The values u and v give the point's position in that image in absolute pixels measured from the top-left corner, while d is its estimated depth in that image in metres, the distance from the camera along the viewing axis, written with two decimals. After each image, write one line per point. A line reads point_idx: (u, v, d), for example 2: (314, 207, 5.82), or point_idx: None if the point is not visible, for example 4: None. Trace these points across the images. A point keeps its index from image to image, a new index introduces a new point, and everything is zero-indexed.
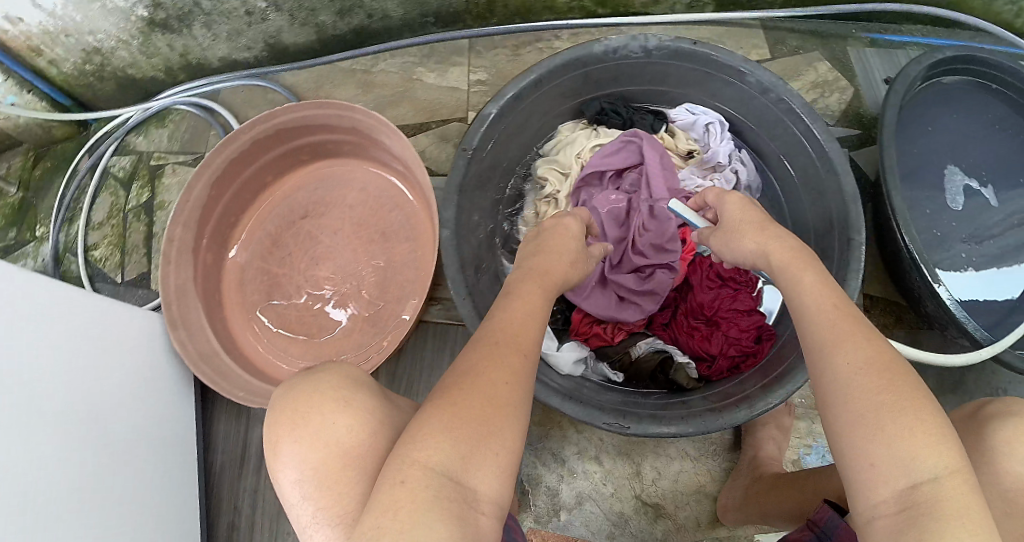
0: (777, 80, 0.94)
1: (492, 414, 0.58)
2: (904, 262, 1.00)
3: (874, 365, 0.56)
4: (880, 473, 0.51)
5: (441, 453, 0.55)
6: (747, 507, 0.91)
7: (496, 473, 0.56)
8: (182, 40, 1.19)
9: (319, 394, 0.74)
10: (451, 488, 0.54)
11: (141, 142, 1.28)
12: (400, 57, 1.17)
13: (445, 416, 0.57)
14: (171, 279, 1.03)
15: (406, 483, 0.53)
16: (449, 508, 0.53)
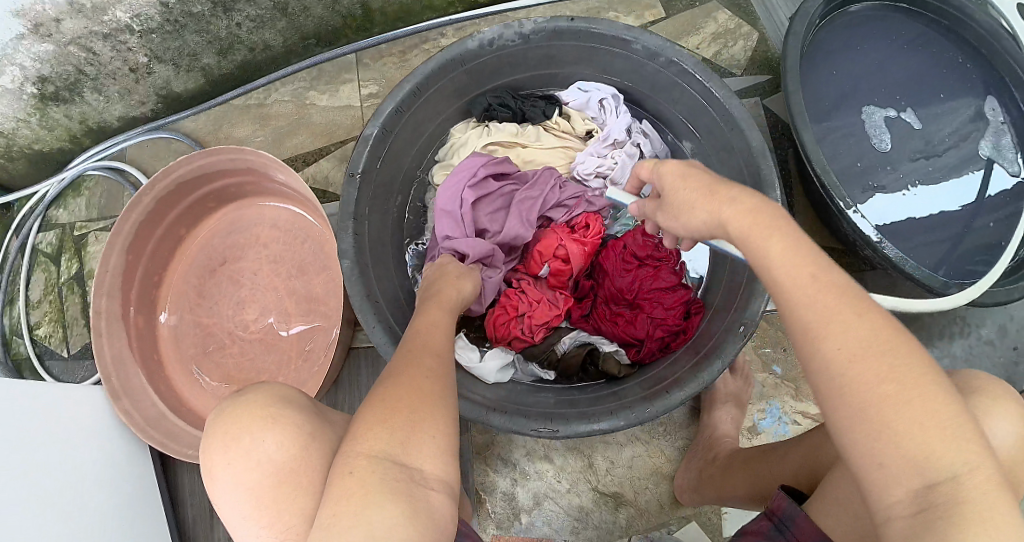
0: (662, 43, 0.89)
1: (414, 397, 0.56)
2: (829, 206, 0.98)
3: (874, 347, 0.46)
4: (891, 475, 0.44)
5: (397, 439, 0.53)
6: (703, 490, 0.88)
7: (428, 451, 0.54)
8: (77, 107, 1.16)
9: (240, 413, 0.63)
10: (400, 472, 0.51)
11: (62, 214, 1.27)
12: (290, 84, 1.16)
13: (404, 401, 0.55)
14: (105, 352, 1.02)
15: (353, 473, 0.51)
16: (400, 489, 0.51)
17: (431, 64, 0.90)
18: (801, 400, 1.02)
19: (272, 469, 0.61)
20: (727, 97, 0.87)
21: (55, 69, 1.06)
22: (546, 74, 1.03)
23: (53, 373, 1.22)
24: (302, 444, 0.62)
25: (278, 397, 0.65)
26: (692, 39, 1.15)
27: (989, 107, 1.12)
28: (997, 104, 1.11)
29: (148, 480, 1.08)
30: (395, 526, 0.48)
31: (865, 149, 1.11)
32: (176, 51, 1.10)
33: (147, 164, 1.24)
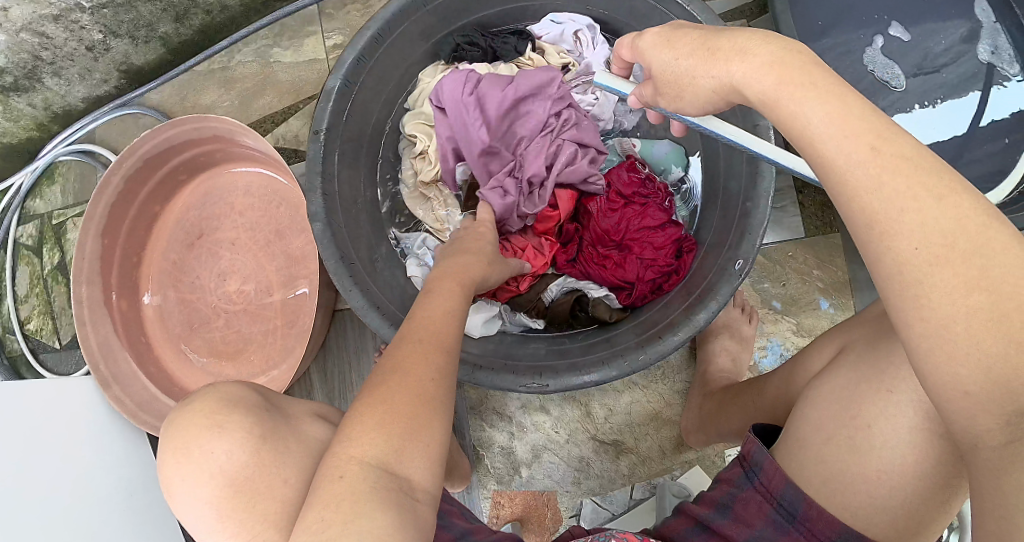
0: None
1: (412, 390, 0.54)
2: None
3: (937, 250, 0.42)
4: (981, 401, 0.41)
5: (390, 436, 0.51)
6: (707, 428, 0.85)
7: (420, 450, 0.52)
8: (39, 93, 1.13)
9: (192, 422, 0.61)
10: (388, 479, 0.49)
11: (39, 204, 1.24)
12: (252, 44, 1.12)
13: (401, 392, 0.53)
14: (90, 339, 1.00)
15: (343, 478, 0.49)
16: (388, 492, 0.48)
17: (391, 7, 0.86)
18: (802, 336, 0.98)
19: (233, 473, 0.59)
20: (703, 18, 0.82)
21: (11, 60, 1.04)
22: (516, 8, 0.99)
23: (48, 365, 1.21)
24: (256, 446, 0.60)
25: (230, 398, 0.63)
26: None
27: (979, 7, 1.04)
28: (986, 5, 1.04)
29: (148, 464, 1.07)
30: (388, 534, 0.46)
31: (855, 70, 1.06)
32: (132, 24, 1.06)
33: (118, 144, 1.21)
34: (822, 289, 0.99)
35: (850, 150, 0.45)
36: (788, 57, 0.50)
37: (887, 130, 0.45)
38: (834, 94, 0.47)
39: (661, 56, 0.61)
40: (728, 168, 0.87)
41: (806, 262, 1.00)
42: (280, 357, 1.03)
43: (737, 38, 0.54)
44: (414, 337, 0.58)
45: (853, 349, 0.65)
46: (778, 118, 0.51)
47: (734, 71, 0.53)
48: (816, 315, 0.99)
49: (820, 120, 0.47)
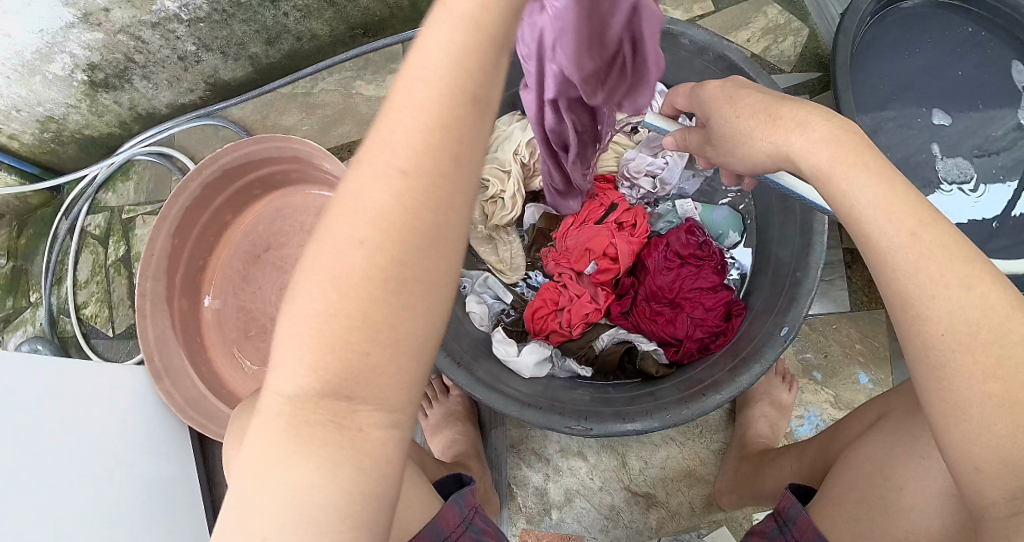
0: (712, 37, 0.87)
1: (353, 299, 0.37)
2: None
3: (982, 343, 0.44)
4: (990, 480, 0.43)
5: (332, 363, 0.38)
6: (740, 489, 0.88)
7: (372, 377, 0.38)
8: (127, 93, 1.19)
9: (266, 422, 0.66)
10: (327, 421, 0.38)
11: (111, 197, 1.30)
12: (338, 74, 1.22)
13: (339, 292, 0.37)
14: (149, 333, 1.04)
15: (263, 417, 0.39)
16: (319, 436, 0.37)
17: None
18: (839, 408, 1.00)
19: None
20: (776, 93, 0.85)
21: (104, 57, 1.08)
22: None
23: (98, 350, 1.25)
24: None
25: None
26: (741, 34, 1.14)
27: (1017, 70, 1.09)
28: None
29: (185, 462, 1.09)
30: (312, 495, 0.37)
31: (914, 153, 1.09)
32: (225, 40, 1.11)
33: (195, 150, 1.28)
34: (863, 364, 1.01)
35: (891, 233, 0.45)
36: (843, 136, 0.50)
37: (925, 210, 0.45)
38: (884, 175, 0.47)
39: (721, 112, 0.64)
40: (782, 236, 0.89)
41: (849, 335, 1.02)
42: None
43: (799, 110, 0.54)
44: (361, 175, 0.38)
45: (892, 417, 0.66)
46: (827, 195, 0.50)
47: (793, 143, 0.53)
48: (855, 388, 1.00)
49: (869, 201, 0.46)
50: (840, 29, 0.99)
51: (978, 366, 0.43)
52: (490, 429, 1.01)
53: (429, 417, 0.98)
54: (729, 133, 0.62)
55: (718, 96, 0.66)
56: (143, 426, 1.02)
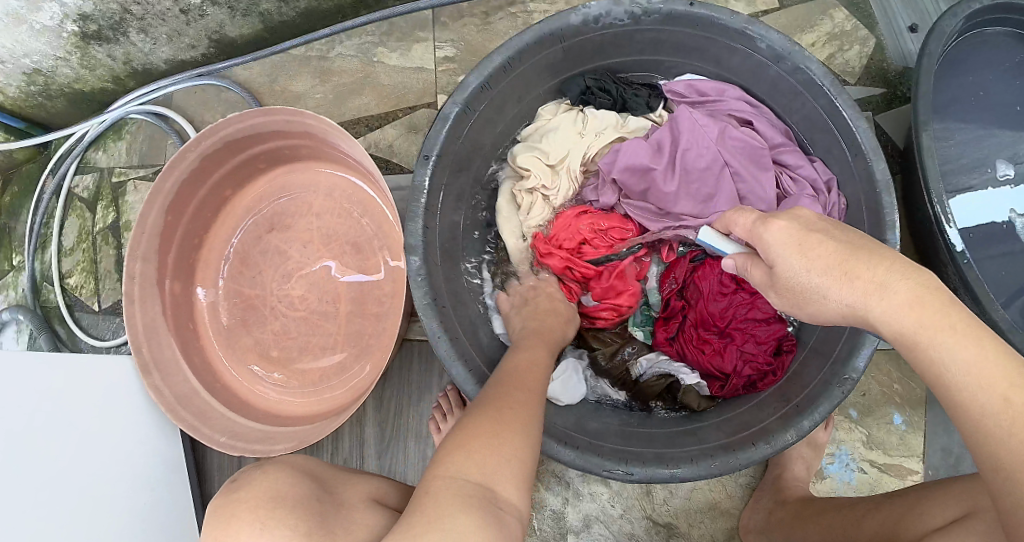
0: (791, 45, 0.78)
1: (510, 410, 0.58)
2: (931, 225, 0.89)
3: None
4: None
5: (488, 456, 0.53)
6: (771, 532, 0.83)
7: (501, 450, 0.53)
8: (122, 47, 1.07)
9: (239, 517, 0.59)
10: (481, 496, 0.50)
11: (101, 157, 1.19)
12: (358, 37, 1.09)
13: (500, 426, 0.56)
14: (137, 319, 0.94)
15: (432, 492, 0.50)
16: (475, 503, 0.49)
17: (528, 37, 0.81)
18: (871, 449, 0.95)
19: None
20: (855, 117, 0.76)
21: (99, 7, 0.97)
22: (652, 60, 0.93)
23: (83, 325, 1.15)
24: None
25: (279, 493, 0.61)
26: (806, 36, 1.02)
27: None
28: None
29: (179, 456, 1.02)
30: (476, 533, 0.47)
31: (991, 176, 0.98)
32: None
33: (193, 112, 1.15)
34: (899, 405, 0.95)
35: (984, 400, 0.46)
36: (927, 295, 0.49)
37: (1017, 368, 0.47)
38: (971, 334, 0.48)
39: (787, 261, 0.55)
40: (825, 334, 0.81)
41: (889, 374, 0.96)
42: (335, 371, 1.01)
43: (877, 268, 0.51)
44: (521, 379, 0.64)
45: (984, 517, 0.59)
46: (912, 357, 0.50)
47: (872, 310, 0.51)
48: (888, 429, 0.95)
49: (959, 366, 0.47)
50: (921, 54, 0.87)
51: None
52: None
53: (442, 431, 0.92)
54: (799, 287, 0.55)
55: (781, 239, 0.56)
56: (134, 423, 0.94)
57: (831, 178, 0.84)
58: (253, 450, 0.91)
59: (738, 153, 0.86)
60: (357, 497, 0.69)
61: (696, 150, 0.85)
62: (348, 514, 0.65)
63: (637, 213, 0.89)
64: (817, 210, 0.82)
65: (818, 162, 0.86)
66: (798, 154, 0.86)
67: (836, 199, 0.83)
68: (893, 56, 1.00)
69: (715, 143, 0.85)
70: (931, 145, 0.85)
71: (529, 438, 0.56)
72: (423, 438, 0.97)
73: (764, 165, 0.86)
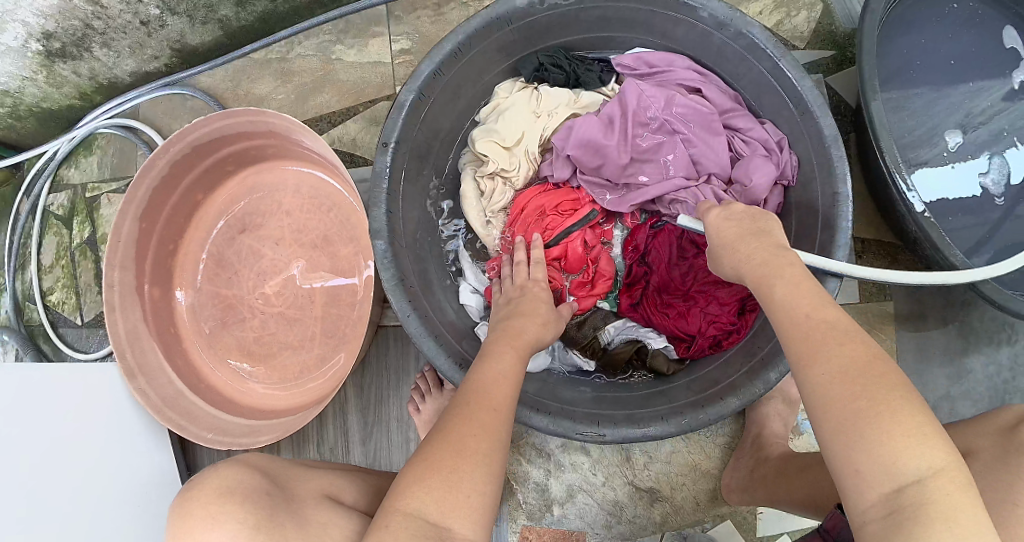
0: (732, 12, 0.80)
1: (474, 439, 0.59)
2: (887, 184, 0.90)
3: (856, 373, 0.51)
4: (866, 477, 0.48)
5: (439, 491, 0.56)
6: (755, 490, 0.85)
7: (455, 483, 0.56)
8: (87, 63, 1.09)
9: (194, 513, 0.62)
10: (433, 533, 0.54)
11: (74, 174, 1.21)
12: (316, 37, 1.11)
13: (469, 447, 0.58)
14: (118, 326, 0.96)
15: (389, 527, 0.54)
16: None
17: (476, 22, 0.83)
18: None
19: None
20: (800, 76, 0.79)
21: (60, 24, 0.99)
22: (603, 37, 0.95)
23: (67, 340, 1.17)
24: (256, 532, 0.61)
25: (232, 486, 0.64)
26: (752, 6, 1.05)
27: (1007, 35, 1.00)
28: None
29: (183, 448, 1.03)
30: None
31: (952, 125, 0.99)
32: (191, 3, 1.01)
33: (161, 122, 1.17)
34: None
35: (794, 314, 0.56)
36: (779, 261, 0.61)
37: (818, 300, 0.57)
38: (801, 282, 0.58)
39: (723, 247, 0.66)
40: None
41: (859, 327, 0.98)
42: (315, 364, 1.02)
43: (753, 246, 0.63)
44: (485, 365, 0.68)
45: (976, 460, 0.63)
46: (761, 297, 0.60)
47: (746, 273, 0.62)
48: None
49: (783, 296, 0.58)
50: (863, 13, 0.90)
51: (845, 392, 0.51)
52: None
53: (422, 412, 0.94)
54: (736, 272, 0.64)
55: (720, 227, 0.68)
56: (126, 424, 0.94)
57: (781, 138, 0.86)
58: (239, 444, 0.92)
59: (689, 119, 0.87)
60: (310, 491, 0.71)
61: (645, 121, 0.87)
62: (300, 508, 0.67)
63: (593, 185, 0.91)
64: (770, 168, 0.84)
65: (768, 124, 0.88)
66: (748, 118, 0.88)
67: (788, 157, 0.85)
68: (842, 20, 1.02)
69: (665, 113, 0.87)
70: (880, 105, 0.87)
71: (494, 481, 0.58)
72: (405, 422, 0.99)
73: (715, 130, 0.87)
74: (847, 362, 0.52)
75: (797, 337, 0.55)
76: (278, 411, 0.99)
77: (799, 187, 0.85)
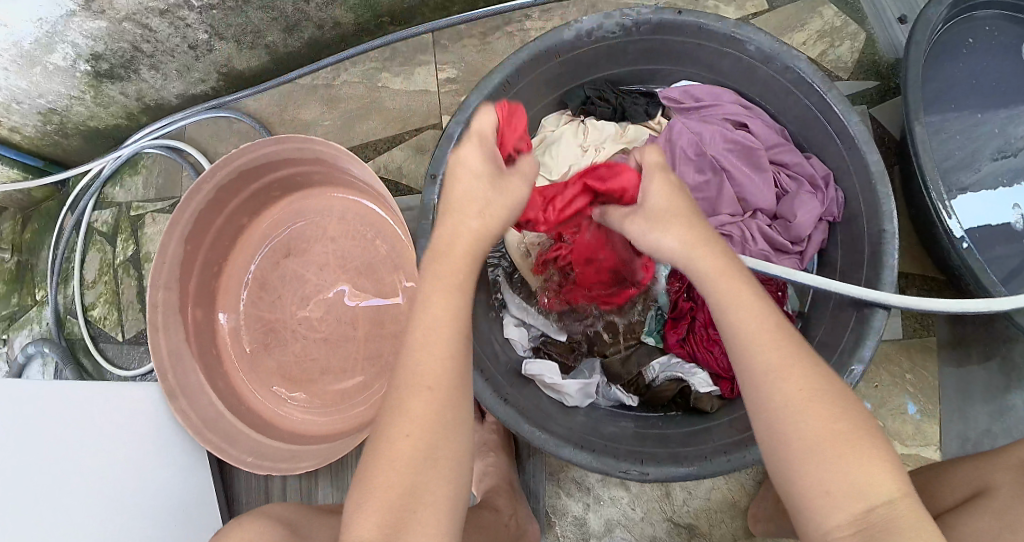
0: (779, 45, 0.80)
1: (407, 442, 0.55)
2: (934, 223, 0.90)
3: (812, 391, 0.53)
4: (837, 502, 0.51)
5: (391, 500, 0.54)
6: (782, 523, 0.83)
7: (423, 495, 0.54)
8: (133, 84, 1.11)
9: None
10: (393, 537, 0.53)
11: (119, 192, 1.23)
12: (362, 64, 1.12)
13: (400, 455, 0.55)
14: (162, 346, 0.97)
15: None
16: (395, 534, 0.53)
17: (526, 54, 0.83)
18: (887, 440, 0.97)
19: None
20: (845, 110, 0.78)
21: (109, 46, 1.00)
22: (648, 70, 0.95)
23: (107, 355, 1.19)
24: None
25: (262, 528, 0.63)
26: (797, 35, 1.05)
27: None
28: None
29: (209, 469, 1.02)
30: None
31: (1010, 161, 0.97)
32: (239, 29, 1.03)
33: (206, 143, 1.19)
34: (911, 393, 0.98)
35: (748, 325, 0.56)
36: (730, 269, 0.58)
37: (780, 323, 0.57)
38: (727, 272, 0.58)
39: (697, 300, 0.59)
40: (828, 335, 0.83)
41: (900, 364, 0.98)
42: (358, 390, 1.03)
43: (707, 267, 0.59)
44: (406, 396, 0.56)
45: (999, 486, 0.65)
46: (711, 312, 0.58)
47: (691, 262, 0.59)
48: (902, 418, 0.97)
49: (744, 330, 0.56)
50: (908, 40, 0.88)
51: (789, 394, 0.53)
52: (528, 454, 0.97)
53: None
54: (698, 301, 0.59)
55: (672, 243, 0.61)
56: (108, 436, 0.86)
57: (826, 173, 0.85)
58: (278, 469, 0.93)
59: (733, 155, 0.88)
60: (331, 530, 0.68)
61: (693, 158, 0.88)
62: None
63: None
64: (814, 206, 0.85)
65: (813, 158, 0.87)
66: (795, 152, 0.88)
67: (834, 193, 0.84)
68: (884, 47, 1.02)
69: (710, 150, 0.88)
70: (926, 146, 0.86)
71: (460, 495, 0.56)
72: None
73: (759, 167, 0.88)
74: (823, 396, 0.53)
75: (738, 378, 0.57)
76: (316, 435, 1.00)
77: (844, 223, 0.84)
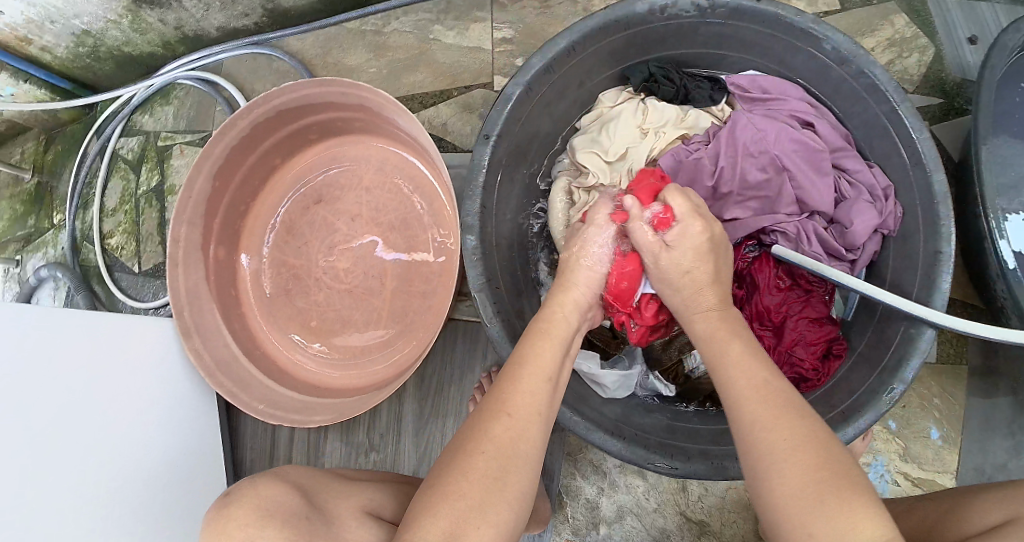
0: (858, 49, 0.77)
1: (482, 462, 0.56)
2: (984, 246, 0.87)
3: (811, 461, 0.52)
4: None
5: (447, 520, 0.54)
6: None
7: (474, 516, 0.54)
8: (173, 11, 1.07)
9: (228, 533, 0.60)
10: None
11: (147, 120, 1.20)
12: (415, 14, 1.08)
13: (478, 471, 0.56)
14: (180, 282, 0.94)
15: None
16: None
17: (594, 23, 0.79)
18: (908, 460, 0.96)
19: None
20: (918, 124, 0.76)
21: None
22: (716, 54, 0.92)
23: (122, 286, 1.16)
24: None
25: (271, 508, 0.62)
26: (866, 41, 1.01)
27: None
28: None
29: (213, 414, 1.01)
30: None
31: None
32: None
33: (243, 81, 1.14)
34: (937, 418, 0.96)
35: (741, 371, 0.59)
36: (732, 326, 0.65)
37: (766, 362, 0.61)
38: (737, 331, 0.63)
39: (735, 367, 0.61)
40: (874, 344, 0.80)
41: (932, 385, 0.96)
42: (379, 347, 1.00)
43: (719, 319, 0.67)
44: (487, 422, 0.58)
45: None
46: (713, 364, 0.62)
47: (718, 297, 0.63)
48: (926, 441, 0.96)
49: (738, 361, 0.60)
50: (983, 65, 0.84)
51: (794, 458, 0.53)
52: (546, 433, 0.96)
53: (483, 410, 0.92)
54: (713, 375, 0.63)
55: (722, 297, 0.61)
56: (106, 373, 0.83)
57: (888, 186, 0.82)
58: (292, 420, 0.92)
59: (796, 154, 0.84)
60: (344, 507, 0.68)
61: (756, 155, 0.84)
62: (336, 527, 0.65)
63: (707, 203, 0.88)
64: (872, 216, 0.81)
65: (876, 169, 0.85)
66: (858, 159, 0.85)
67: (893, 207, 0.82)
68: (953, 65, 0.98)
69: (773, 145, 0.85)
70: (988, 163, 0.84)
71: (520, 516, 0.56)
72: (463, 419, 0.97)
73: (821, 168, 0.85)
74: (800, 457, 0.52)
75: (754, 398, 0.57)
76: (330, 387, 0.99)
77: (899, 238, 0.82)
